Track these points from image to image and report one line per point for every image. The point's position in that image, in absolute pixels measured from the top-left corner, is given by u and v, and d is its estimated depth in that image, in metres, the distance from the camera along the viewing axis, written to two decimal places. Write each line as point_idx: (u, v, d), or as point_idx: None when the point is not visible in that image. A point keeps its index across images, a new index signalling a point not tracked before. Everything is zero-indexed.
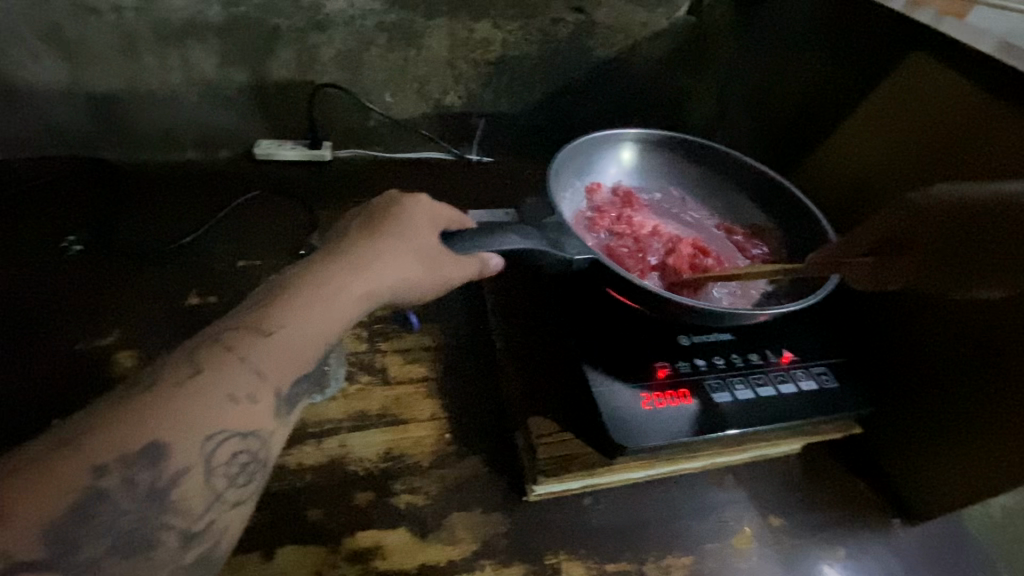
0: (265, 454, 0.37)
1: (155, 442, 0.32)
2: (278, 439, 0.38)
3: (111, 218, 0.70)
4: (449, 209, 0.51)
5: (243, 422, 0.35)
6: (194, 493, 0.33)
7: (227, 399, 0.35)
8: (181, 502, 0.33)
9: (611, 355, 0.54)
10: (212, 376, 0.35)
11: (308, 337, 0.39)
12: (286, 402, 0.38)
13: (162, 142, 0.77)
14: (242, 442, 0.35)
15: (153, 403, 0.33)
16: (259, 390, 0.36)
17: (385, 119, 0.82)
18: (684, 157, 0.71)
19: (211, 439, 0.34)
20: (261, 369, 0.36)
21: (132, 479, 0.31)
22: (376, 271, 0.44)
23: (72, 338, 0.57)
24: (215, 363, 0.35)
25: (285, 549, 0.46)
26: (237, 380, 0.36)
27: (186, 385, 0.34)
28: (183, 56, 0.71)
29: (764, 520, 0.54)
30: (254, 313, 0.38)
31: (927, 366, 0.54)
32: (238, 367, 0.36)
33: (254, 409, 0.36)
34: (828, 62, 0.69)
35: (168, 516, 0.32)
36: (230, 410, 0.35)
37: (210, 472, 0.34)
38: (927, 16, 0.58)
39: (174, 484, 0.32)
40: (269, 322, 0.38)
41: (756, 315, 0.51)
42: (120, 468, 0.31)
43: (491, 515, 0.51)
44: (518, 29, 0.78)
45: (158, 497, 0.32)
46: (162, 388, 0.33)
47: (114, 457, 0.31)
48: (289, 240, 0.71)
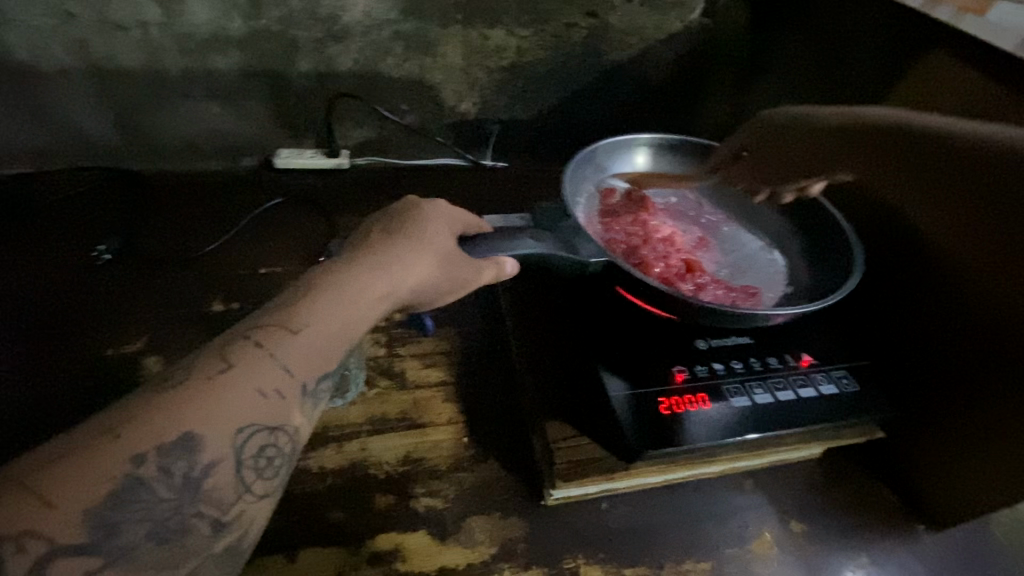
0: (292, 448, 0.38)
1: (189, 432, 0.33)
2: (303, 433, 0.39)
3: (137, 226, 0.72)
4: (469, 214, 0.52)
5: (272, 416, 0.36)
6: (225, 485, 0.34)
7: (256, 393, 0.36)
8: (213, 493, 0.34)
9: (628, 359, 0.54)
10: (242, 370, 0.36)
11: (331, 336, 0.40)
12: (311, 399, 0.39)
13: (186, 152, 0.79)
14: (269, 436, 0.36)
15: (187, 395, 0.34)
16: (286, 386, 0.37)
17: (401, 127, 0.83)
18: (697, 159, 0.71)
19: (241, 432, 0.35)
20: (289, 365, 0.37)
21: (167, 469, 0.32)
22: (397, 274, 0.44)
23: (103, 344, 0.59)
24: (245, 359, 0.36)
25: (308, 550, 0.47)
26: (266, 375, 0.36)
27: (218, 379, 0.35)
28: (205, 68, 0.73)
29: (785, 525, 0.54)
30: (280, 312, 0.39)
31: (950, 370, 0.53)
32: (267, 363, 0.37)
33: (282, 404, 0.37)
34: (844, 63, 0.68)
35: (201, 505, 0.33)
36: (259, 404, 0.36)
37: (239, 464, 0.35)
38: (946, 13, 0.56)
39: (206, 475, 0.33)
40: (296, 321, 0.39)
41: (775, 317, 0.51)
42: (156, 458, 0.32)
43: (510, 518, 0.51)
44: (531, 35, 0.79)
45: (192, 486, 0.33)
46: (195, 381, 0.34)
47: (152, 447, 0.32)
48: (308, 247, 0.72)
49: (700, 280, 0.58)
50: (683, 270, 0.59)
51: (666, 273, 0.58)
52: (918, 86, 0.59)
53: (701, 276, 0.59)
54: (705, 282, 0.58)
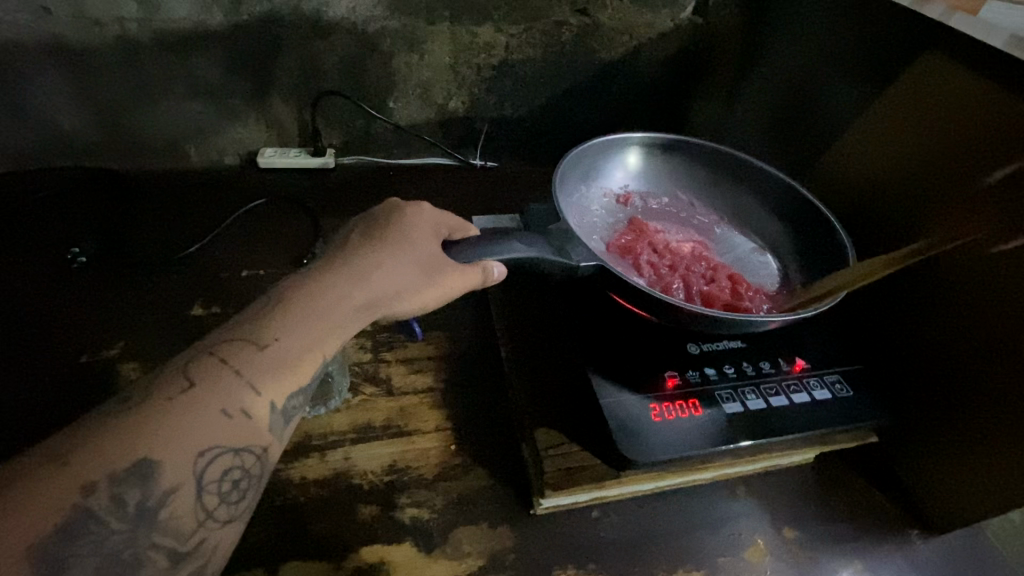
0: (259, 470, 0.36)
1: (145, 459, 0.31)
2: (272, 453, 0.37)
3: (114, 228, 0.70)
4: (453, 218, 0.51)
5: (238, 438, 0.35)
6: (185, 512, 0.33)
7: (220, 414, 0.34)
8: (171, 521, 0.32)
9: (620, 364, 0.52)
10: (206, 390, 0.34)
11: (304, 351, 0.38)
12: (280, 418, 0.37)
13: (166, 151, 0.77)
14: (235, 458, 0.34)
15: (145, 418, 0.32)
16: (253, 406, 0.36)
17: (388, 126, 0.81)
18: (689, 159, 0.69)
19: (203, 456, 0.33)
20: (257, 384, 0.36)
21: (121, 498, 0.31)
22: (377, 283, 0.43)
23: (76, 351, 0.57)
24: (209, 378, 0.35)
25: (288, 564, 0.45)
26: (231, 394, 0.35)
27: (178, 401, 0.33)
28: (185, 65, 0.71)
29: (778, 532, 0.53)
30: (249, 327, 0.38)
31: (945, 374, 0.52)
32: (233, 382, 0.35)
33: (249, 425, 0.35)
34: (838, 62, 0.67)
35: (157, 535, 0.32)
36: (223, 426, 0.34)
37: (202, 490, 0.33)
38: (939, 9, 0.55)
39: (164, 503, 0.32)
40: (266, 336, 0.37)
41: (768, 322, 0.50)
42: (108, 487, 0.30)
43: (498, 528, 0.50)
44: (521, 33, 0.78)
45: (149, 516, 0.32)
46: (154, 403, 0.33)
47: (104, 475, 0.30)
48: (292, 249, 0.70)
49: (698, 287, 0.57)
50: (681, 277, 0.58)
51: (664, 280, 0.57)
52: (913, 86, 0.58)
53: (699, 282, 0.57)
54: (703, 288, 0.57)
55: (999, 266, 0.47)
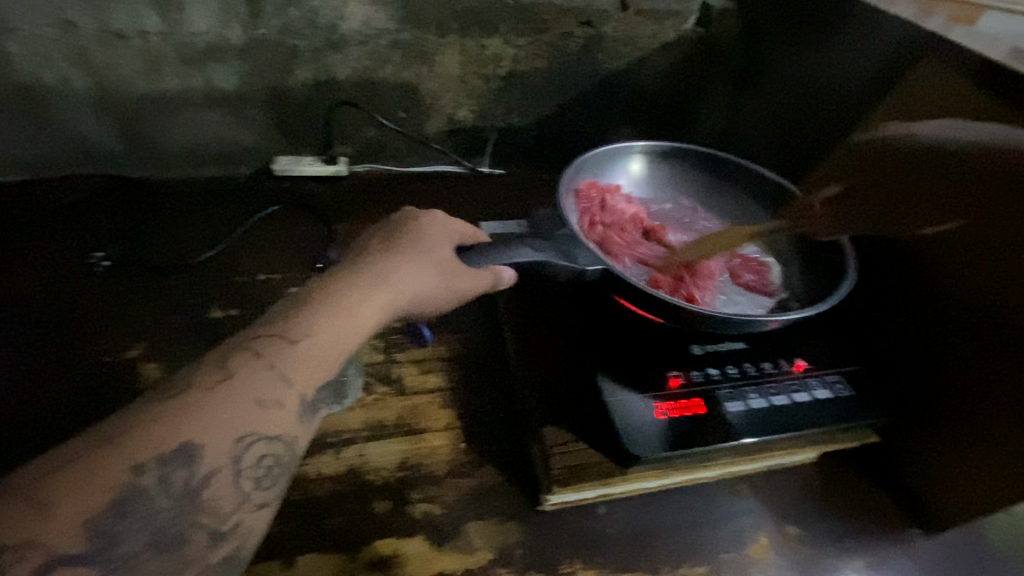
0: (290, 457, 0.38)
1: (188, 442, 0.33)
2: (302, 444, 0.39)
3: (136, 234, 0.72)
4: (465, 224, 0.53)
5: (270, 426, 0.36)
6: (223, 494, 0.34)
7: (255, 403, 0.36)
8: (212, 502, 0.34)
9: (625, 364, 0.54)
10: (241, 380, 0.36)
11: (330, 346, 0.40)
12: (309, 408, 0.39)
13: (185, 159, 0.79)
14: (268, 445, 0.36)
15: (186, 405, 0.34)
16: (284, 396, 0.38)
17: (399, 134, 0.84)
18: (691, 166, 0.71)
19: (240, 441, 0.35)
20: (287, 375, 0.38)
21: (167, 478, 0.32)
22: (394, 282, 0.45)
23: (101, 350, 0.59)
24: (243, 369, 0.37)
25: (306, 556, 0.47)
26: (265, 384, 0.37)
27: (216, 389, 0.35)
28: (205, 77, 0.73)
29: (781, 530, 0.54)
30: (278, 323, 0.40)
31: (943, 375, 0.53)
32: (265, 373, 0.37)
33: (281, 414, 0.37)
34: (836, 73, 0.69)
35: (199, 515, 0.33)
36: (257, 414, 0.36)
37: (238, 474, 0.35)
38: (937, 21, 0.59)
39: (205, 484, 0.34)
40: (293, 331, 0.39)
41: (768, 324, 0.51)
42: (155, 467, 0.32)
43: (507, 523, 0.51)
44: (528, 44, 0.80)
45: (191, 496, 0.33)
46: (194, 391, 0.35)
47: (151, 456, 0.32)
48: (306, 253, 0.73)
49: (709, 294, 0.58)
50: (692, 284, 0.59)
51: (676, 287, 0.58)
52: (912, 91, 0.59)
53: (710, 290, 0.59)
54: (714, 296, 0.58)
55: (994, 267, 0.48)
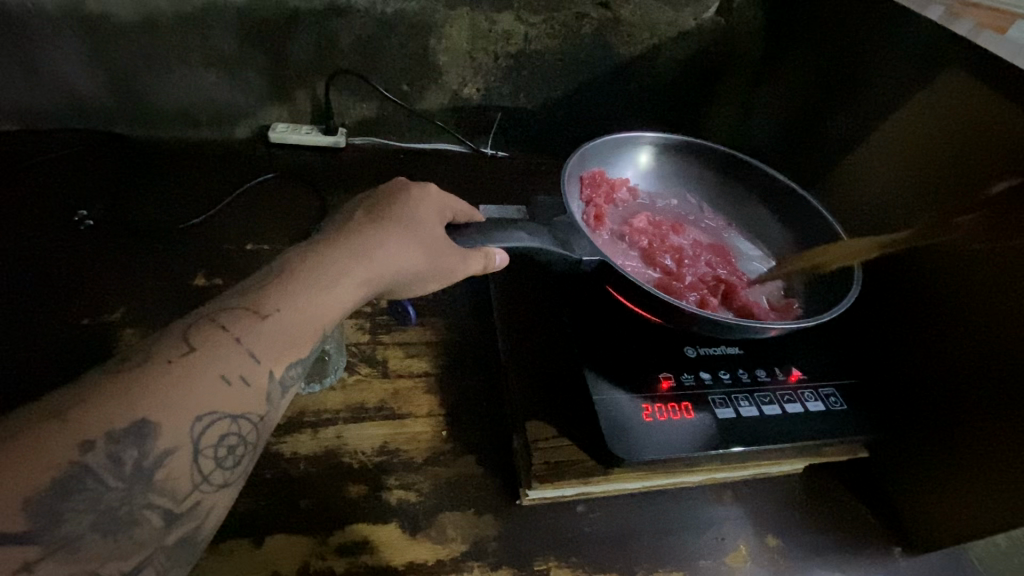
0: (255, 437, 0.37)
1: (143, 419, 0.31)
2: (267, 423, 0.38)
3: (122, 194, 0.70)
4: (460, 201, 0.51)
5: (234, 404, 0.35)
6: (180, 474, 0.33)
7: (219, 379, 0.34)
8: (167, 483, 0.33)
9: (616, 362, 0.53)
10: (205, 355, 0.34)
11: (302, 323, 0.38)
12: (279, 387, 0.38)
13: (178, 120, 0.77)
14: (232, 424, 0.35)
15: (143, 379, 0.32)
16: (251, 373, 0.36)
17: (401, 109, 0.81)
18: (702, 161, 0.69)
19: (200, 420, 0.33)
20: (255, 352, 0.36)
21: (118, 457, 0.31)
22: (379, 262, 0.43)
23: (78, 312, 0.58)
24: (208, 343, 0.35)
25: (274, 536, 0.46)
26: (230, 361, 0.35)
27: (177, 363, 0.33)
28: (202, 35, 0.70)
29: (761, 540, 0.53)
30: (252, 295, 0.38)
31: (942, 394, 0.52)
32: (232, 349, 0.36)
33: (247, 392, 0.36)
34: (857, 75, 0.67)
35: (153, 495, 0.32)
36: (221, 392, 0.34)
37: (197, 453, 0.33)
38: (967, 25, 0.54)
39: (160, 464, 0.32)
40: (267, 305, 0.38)
41: (767, 331, 0.50)
42: (105, 444, 0.30)
43: (483, 516, 0.50)
44: (541, 23, 0.77)
45: (145, 476, 0.32)
46: (153, 364, 0.33)
47: (102, 433, 0.30)
48: (298, 226, 0.71)
49: (707, 296, 0.57)
50: (691, 284, 0.57)
51: (672, 285, 0.57)
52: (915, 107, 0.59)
53: (708, 291, 0.57)
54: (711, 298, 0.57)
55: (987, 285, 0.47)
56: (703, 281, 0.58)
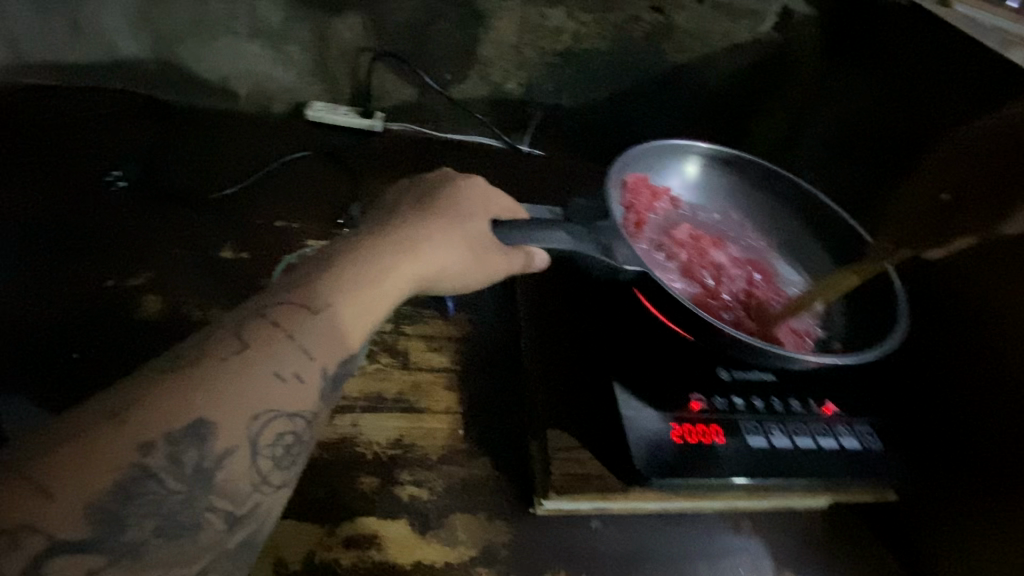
0: (309, 435, 0.36)
1: (201, 420, 0.31)
2: (320, 420, 0.37)
3: (155, 160, 0.69)
4: (503, 196, 0.49)
5: (290, 403, 0.34)
6: (239, 475, 0.32)
7: (273, 377, 0.33)
8: (227, 485, 0.32)
9: (645, 377, 0.51)
10: (257, 352, 0.33)
11: (354, 318, 0.37)
12: (331, 384, 0.36)
13: (216, 89, 0.76)
14: (288, 423, 0.34)
15: (199, 378, 0.32)
16: (304, 369, 0.35)
17: (441, 97, 0.80)
18: (751, 179, 0.66)
19: (257, 419, 0.33)
20: (307, 347, 0.35)
21: (178, 459, 0.30)
22: (423, 257, 0.42)
23: (103, 275, 0.57)
24: (260, 340, 0.34)
25: (283, 522, 0.45)
26: (284, 358, 0.34)
27: (231, 361, 0.33)
28: (249, 5, 0.70)
29: (778, 575, 0.51)
30: (300, 289, 0.37)
31: (984, 442, 0.50)
32: (285, 346, 0.35)
33: (300, 389, 0.34)
34: (918, 103, 0.64)
35: (214, 498, 0.32)
36: (277, 390, 0.33)
37: (255, 454, 0.33)
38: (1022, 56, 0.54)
39: (220, 465, 0.32)
40: (316, 299, 0.36)
41: (806, 361, 0.48)
42: (165, 446, 0.30)
43: (495, 521, 0.49)
44: (591, 22, 0.75)
45: (204, 479, 0.31)
46: (208, 363, 0.32)
47: (162, 434, 0.30)
48: (327, 206, 0.69)
49: (743, 317, 0.55)
50: (727, 304, 0.56)
51: (709, 302, 0.55)
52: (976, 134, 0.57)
53: (744, 313, 0.56)
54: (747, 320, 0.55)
55: None
56: (739, 301, 0.57)
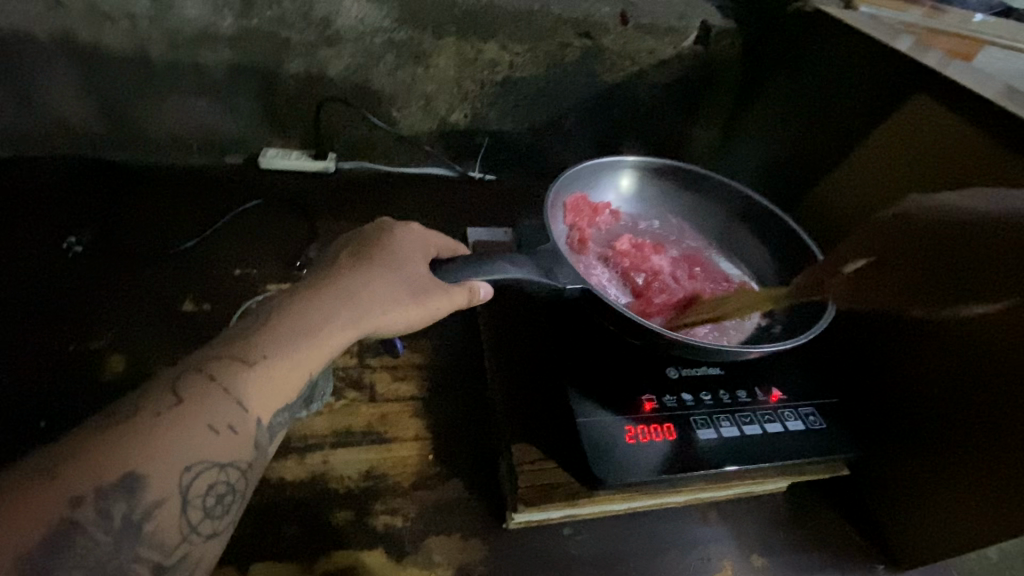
0: (243, 485, 0.37)
1: (132, 472, 0.32)
2: (256, 470, 0.38)
3: (111, 221, 0.71)
4: (440, 238, 0.52)
5: (224, 453, 0.35)
6: (170, 526, 0.33)
7: (207, 429, 0.35)
8: (156, 536, 0.33)
9: (599, 384, 0.53)
10: (192, 405, 0.35)
11: (291, 368, 0.39)
12: (266, 433, 0.38)
13: (169, 146, 0.78)
14: (221, 473, 0.35)
15: (132, 432, 0.33)
16: (239, 421, 0.37)
17: (390, 134, 0.83)
18: (683, 186, 0.71)
19: (189, 470, 0.34)
20: (242, 399, 0.37)
21: (107, 511, 0.31)
22: (362, 301, 0.44)
23: (65, 340, 0.58)
24: (196, 393, 0.35)
25: (260, 564, 0.46)
26: (219, 411, 0.36)
27: (165, 414, 0.34)
28: (193, 65, 0.72)
29: (745, 558, 0.53)
30: (237, 344, 0.39)
31: (920, 411, 0.53)
32: (219, 398, 0.36)
33: (234, 440, 0.36)
34: (833, 102, 0.69)
35: (142, 548, 0.32)
36: (210, 441, 0.35)
37: (186, 504, 0.34)
38: (935, 59, 0.59)
39: (149, 516, 0.32)
40: (253, 353, 0.38)
41: (747, 353, 0.51)
42: (96, 499, 0.31)
43: (470, 540, 0.50)
44: (526, 51, 0.79)
45: (133, 530, 0.32)
46: (142, 416, 0.33)
47: (91, 488, 0.31)
48: (286, 250, 0.71)
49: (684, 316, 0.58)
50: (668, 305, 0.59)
51: (650, 306, 0.58)
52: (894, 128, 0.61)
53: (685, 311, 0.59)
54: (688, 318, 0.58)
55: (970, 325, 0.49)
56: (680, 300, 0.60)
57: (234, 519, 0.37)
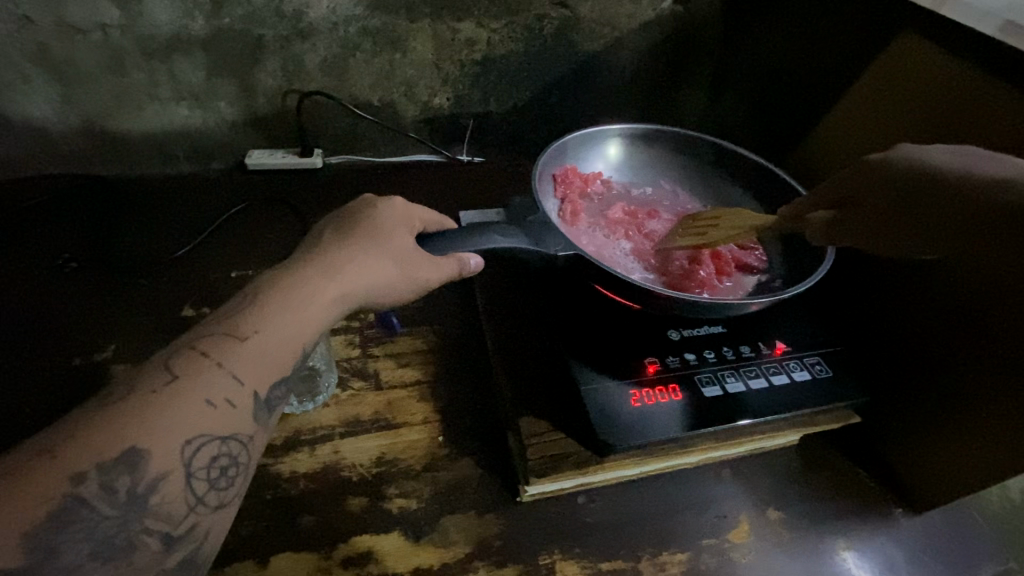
0: (245, 457, 0.37)
1: (132, 447, 0.32)
2: (258, 443, 0.38)
3: (104, 234, 0.71)
4: (426, 212, 0.52)
5: (223, 427, 0.36)
6: (175, 498, 0.34)
7: (205, 404, 0.35)
8: (163, 507, 0.33)
9: (602, 352, 0.53)
10: (188, 380, 0.35)
11: (282, 342, 0.39)
12: (265, 406, 0.39)
13: (155, 156, 0.78)
14: (222, 446, 0.36)
15: (129, 410, 0.33)
16: (236, 394, 0.37)
17: (374, 124, 0.82)
18: (671, 149, 0.70)
19: (191, 444, 0.34)
20: (238, 373, 0.37)
21: (110, 487, 0.32)
22: (351, 276, 0.44)
23: (70, 353, 0.58)
24: (190, 369, 0.35)
25: (279, 555, 0.46)
26: (214, 385, 0.36)
27: (162, 391, 0.34)
28: (169, 70, 0.71)
29: (762, 513, 0.53)
30: (228, 320, 0.39)
31: (924, 352, 0.52)
32: (214, 372, 0.36)
33: (233, 413, 0.36)
34: (819, 49, 0.68)
35: (149, 520, 0.33)
36: (207, 415, 0.35)
37: (190, 476, 0.34)
38: None
39: (155, 489, 0.33)
40: (244, 328, 0.38)
41: (748, 306, 0.50)
42: (97, 476, 0.31)
43: (485, 515, 0.51)
44: (503, 27, 0.78)
45: (138, 503, 0.33)
46: (138, 394, 0.34)
47: (93, 464, 0.31)
48: (280, 248, 0.71)
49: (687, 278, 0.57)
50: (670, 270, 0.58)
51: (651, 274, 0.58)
52: (881, 69, 0.59)
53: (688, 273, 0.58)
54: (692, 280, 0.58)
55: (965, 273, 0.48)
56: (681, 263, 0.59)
57: (240, 490, 0.38)
